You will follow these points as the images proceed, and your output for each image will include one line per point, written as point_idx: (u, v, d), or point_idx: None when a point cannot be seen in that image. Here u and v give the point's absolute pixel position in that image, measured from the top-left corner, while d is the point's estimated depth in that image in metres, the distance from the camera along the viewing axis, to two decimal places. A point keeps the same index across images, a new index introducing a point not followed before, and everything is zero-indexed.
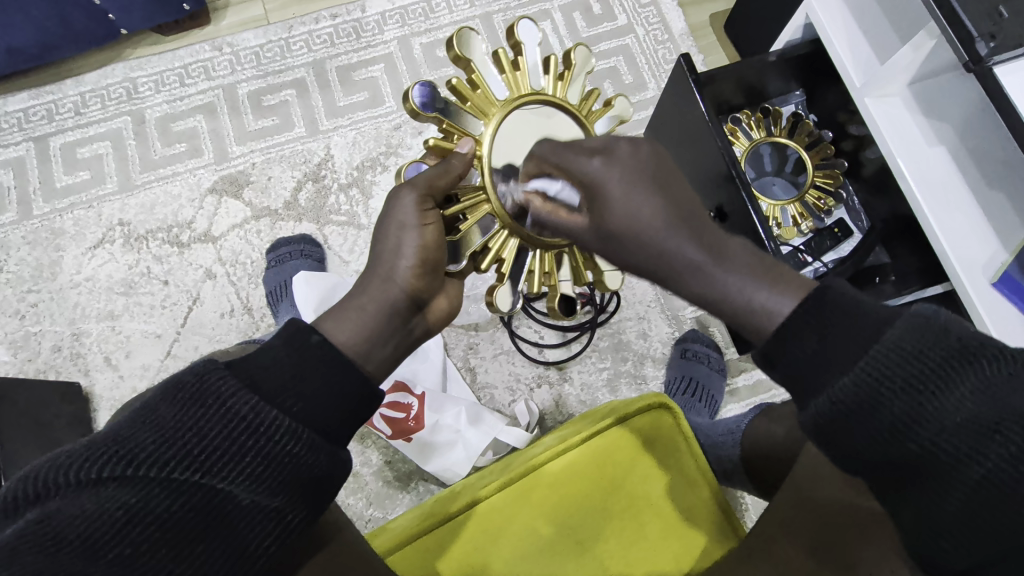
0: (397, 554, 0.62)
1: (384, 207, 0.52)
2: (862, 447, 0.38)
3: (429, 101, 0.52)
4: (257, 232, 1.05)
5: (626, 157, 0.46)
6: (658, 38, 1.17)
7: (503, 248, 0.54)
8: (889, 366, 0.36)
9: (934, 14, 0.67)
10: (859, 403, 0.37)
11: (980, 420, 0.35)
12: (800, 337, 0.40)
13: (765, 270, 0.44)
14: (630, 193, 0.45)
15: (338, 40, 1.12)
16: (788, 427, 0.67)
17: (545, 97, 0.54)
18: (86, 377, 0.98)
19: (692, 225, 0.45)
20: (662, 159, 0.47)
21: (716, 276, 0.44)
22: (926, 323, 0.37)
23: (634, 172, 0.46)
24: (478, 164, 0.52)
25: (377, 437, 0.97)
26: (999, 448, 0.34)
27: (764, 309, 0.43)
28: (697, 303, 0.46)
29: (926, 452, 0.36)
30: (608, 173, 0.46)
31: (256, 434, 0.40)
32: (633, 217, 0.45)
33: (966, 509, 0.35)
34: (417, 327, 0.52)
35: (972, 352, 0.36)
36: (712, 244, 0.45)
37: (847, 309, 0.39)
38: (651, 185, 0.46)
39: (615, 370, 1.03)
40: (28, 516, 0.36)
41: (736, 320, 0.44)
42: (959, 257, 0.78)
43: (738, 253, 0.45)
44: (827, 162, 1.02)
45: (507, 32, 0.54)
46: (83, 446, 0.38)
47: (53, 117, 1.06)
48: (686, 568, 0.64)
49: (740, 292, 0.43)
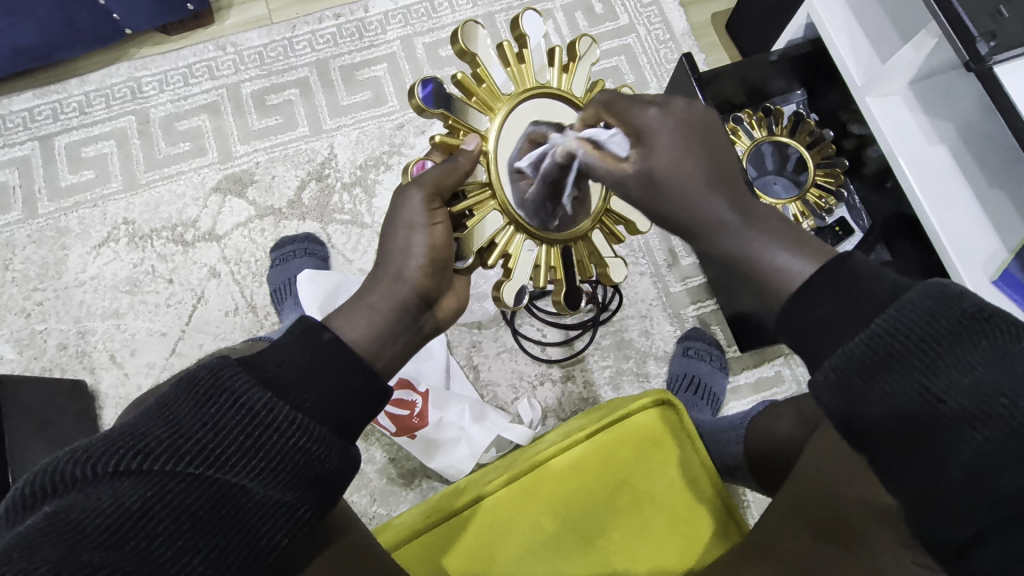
0: (404, 548, 0.63)
1: (392, 205, 0.52)
2: (870, 409, 0.38)
3: (435, 98, 0.52)
4: (261, 232, 1.05)
5: (676, 112, 0.49)
6: (659, 38, 1.17)
7: (509, 243, 0.54)
8: (905, 320, 0.37)
9: (935, 13, 0.68)
10: (871, 356, 0.38)
11: (985, 388, 0.34)
12: (812, 306, 0.42)
13: (788, 233, 0.46)
14: (679, 149, 0.48)
15: (341, 41, 1.13)
16: (790, 423, 0.68)
17: (549, 91, 0.55)
18: (91, 376, 0.98)
19: (728, 185, 0.48)
20: (710, 122, 0.51)
21: (745, 236, 0.46)
22: (941, 290, 0.38)
23: (681, 126, 0.49)
24: (485, 160, 0.53)
25: (381, 435, 0.98)
26: (1004, 420, 0.33)
27: (786, 268, 0.44)
28: (726, 258, 0.48)
29: (930, 416, 0.35)
30: (661, 122, 0.49)
31: (270, 428, 0.41)
32: (677, 166, 0.48)
33: (968, 482, 0.35)
34: (427, 324, 0.54)
35: (983, 319, 0.36)
36: (742, 204, 0.48)
37: (862, 277, 0.41)
38: (697, 141, 0.49)
39: (618, 368, 1.04)
40: (44, 509, 0.36)
41: (755, 280, 0.46)
42: (958, 249, 0.79)
43: (765, 212, 0.48)
44: (829, 162, 1.02)
45: (512, 23, 0.55)
46: (99, 442, 0.39)
47: (57, 117, 1.07)
48: (690, 564, 0.64)
49: (763, 252, 0.46)
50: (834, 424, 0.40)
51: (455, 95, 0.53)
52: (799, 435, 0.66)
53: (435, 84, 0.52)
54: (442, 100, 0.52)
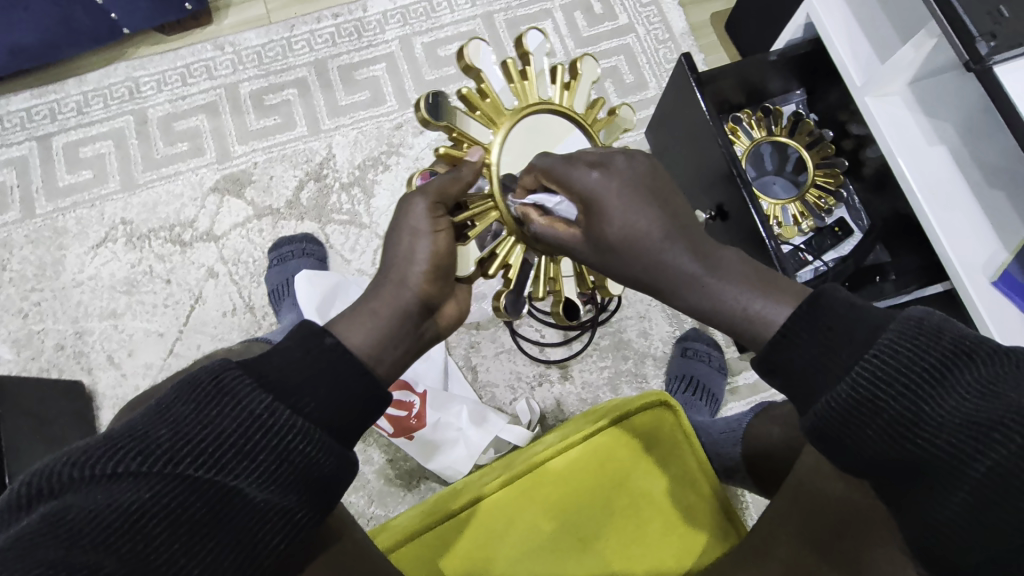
0: (399, 553, 0.62)
1: (396, 214, 0.52)
2: (862, 447, 0.39)
3: (436, 109, 0.50)
4: (259, 232, 1.05)
5: (623, 173, 0.49)
6: (657, 38, 1.17)
7: (510, 253, 0.54)
8: (884, 365, 0.38)
9: (935, 13, 0.68)
10: (855, 406, 0.38)
11: (974, 418, 0.35)
12: (797, 334, 0.42)
13: (757, 277, 0.46)
14: (629, 208, 0.48)
15: (339, 40, 1.12)
16: (789, 425, 0.67)
17: (550, 107, 0.55)
18: (89, 376, 0.98)
19: (686, 237, 0.48)
20: (658, 174, 0.50)
21: (714, 289, 0.46)
22: (920, 323, 0.38)
23: (629, 185, 0.48)
24: (488, 172, 0.53)
25: (379, 436, 0.97)
26: (996, 447, 0.34)
27: (762, 317, 0.45)
28: (692, 315, 0.48)
29: (923, 450, 0.37)
30: (607, 186, 0.48)
31: (269, 432, 0.41)
32: (630, 228, 0.48)
33: (969, 507, 0.35)
34: (428, 331, 0.53)
35: (964, 354, 0.36)
36: (706, 256, 0.47)
37: (839, 317, 0.41)
38: (648, 197, 0.48)
39: (616, 369, 1.03)
40: (41, 510, 0.36)
41: (732, 328, 0.46)
42: (959, 258, 0.78)
43: (730, 260, 0.47)
44: (828, 162, 1.02)
45: (517, 42, 0.55)
46: (98, 442, 0.38)
47: (55, 117, 1.06)
48: (689, 565, 0.64)
49: (736, 302, 0.46)
50: (829, 459, 0.41)
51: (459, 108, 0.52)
52: (797, 438, 0.66)
53: (436, 96, 0.50)
54: (444, 112, 0.51)
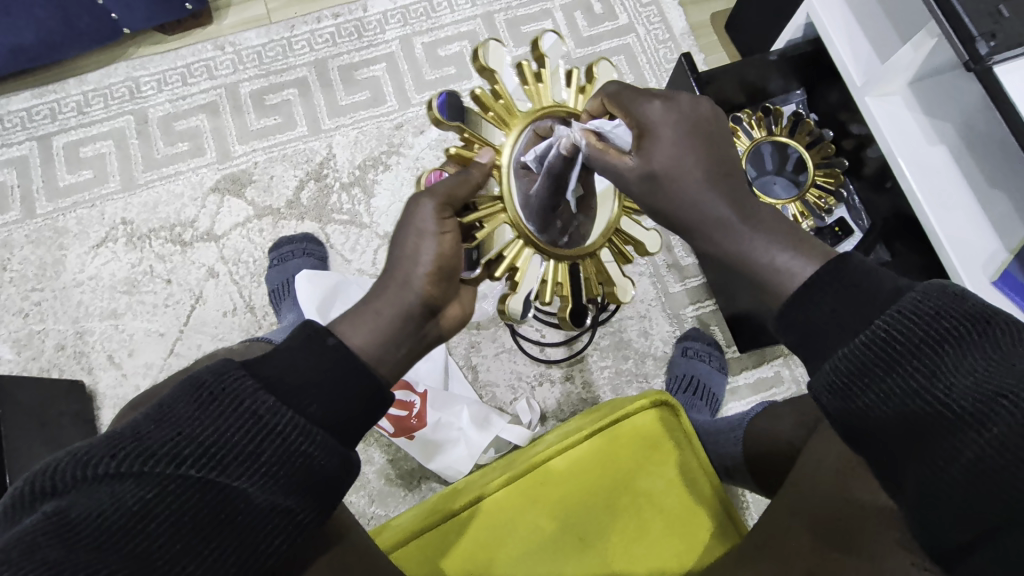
0: (401, 551, 0.62)
1: (404, 211, 0.50)
2: (869, 408, 0.39)
3: (449, 109, 0.52)
4: (259, 232, 1.05)
5: (683, 110, 0.49)
6: (658, 38, 1.17)
7: (518, 257, 0.52)
8: (906, 323, 0.38)
9: (934, 13, 0.68)
10: (872, 359, 0.38)
11: (986, 387, 0.35)
12: (819, 296, 0.42)
13: (788, 234, 0.47)
14: (682, 143, 0.48)
15: (339, 40, 1.12)
16: (791, 424, 0.68)
17: (565, 110, 0.54)
18: (89, 376, 0.98)
19: (729, 184, 0.49)
20: (715, 118, 0.51)
21: (745, 234, 0.47)
22: (941, 290, 0.39)
23: (686, 122, 0.49)
24: (497, 173, 0.52)
25: (379, 436, 0.97)
26: (1003, 419, 0.34)
27: (787, 268, 0.45)
28: (724, 256, 0.48)
29: (930, 414, 0.37)
30: (666, 119, 0.49)
31: (271, 433, 0.41)
32: (680, 162, 0.48)
33: (968, 479, 0.35)
34: (430, 333, 0.52)
35: (982, 321, 0.36)
36: (743, 206, 0.48)
37: (862, 275, 0.41)
38: (701, 139, 0.49)
39: (617, 369, 1.03)
40: (44, 509, 0.36)
41: (758, 281, 0.47)
42: (958, 250, 0.78)
43: (764, 216, 0.48)
44: (828, 162, 1.02)
45: (531, 44, 0.54)
46: (99, 441, 0.38)
47: (55, 117, 1.06)
48: (690, 565, 0.64)
49: (765, 253, 0.46)
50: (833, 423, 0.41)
51: (471, 109, 0.53)
52: (798, 437, 0.66)
53: (450, 99, 0.52)
54: (455, 113, 0.52)
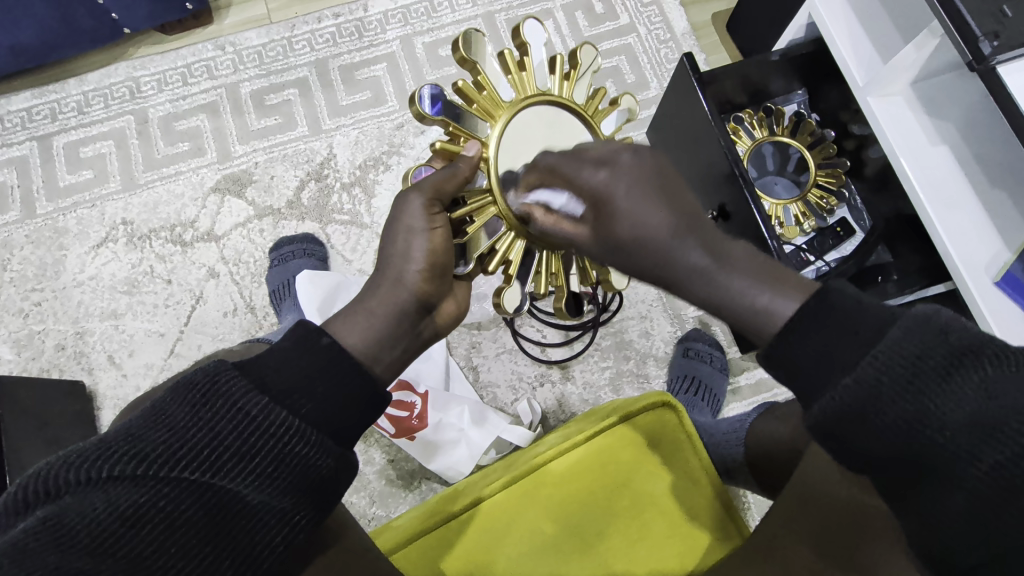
0: (401, 552, 0.62)
1: (392, 211, 0.52)
2: (866, 445, 0.38)
3: (437, 109, 0.51)
4: (260, 232, 1.05)
5: (634, 166, 0.47)
6: (659, 38, 1.17)
7: (510, 249, 0.54)
8: (891, 362, 0.37)
9: (937, 12, 0.67)
10: (859, 402, 0.37)
11: (979, 419, 0.35)
12: (804, 335, 0.41)
13: (767, 272, 0.46)
14: (640, 206, 0.46)
15: (340, 40, 1.12)
16: (792, 426, 0.67)
17: (550, 98, 0.55)
18: (89, 376, 0.98)
19: (697, 233, 0.47)
20: (665, 168, 0.48)
21: (721, 282, 0.46)
22: (925, 321, 0.38)
23: (641, 181, 0.47)
24: (485, 167, 0.53)
25: (380, 437, 0.97)
26: (998, 451, 0.34)
27: (768, 309, 0.44)
28: (700, 306, 0.47)
29: (930, 449, 0.36)
30: (614, 185, 0.47)
31: (266, 435, 0.40)
32: (641, 226, 0.46)
33: (970, 507, 0.35)
34: (426, 330, 0.53)
35: (970, 354, 0.36)
36: (715, 250, 0.46)
37: (845, 312, 0.40)
38: (658, 193, 0.47)
39: (617, 370, 1.03)
40: (37, 514, 0.35)
41: (740, 321, 0.46)
42: (961, 256, 0.78)
43: (738, 256, 0.46)
44: (829, 162, 1.02)
45: (513, 33, 0.55)
46: (94, 444, 0.38)
47: (55, 117, 1.06)
48: (690, 566, 0.64)
49: (744, 294, 0.45)
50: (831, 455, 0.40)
51: (456, 102, 0.52)
52: (799, 439, 0.66)
53: (437, 94, 0.51)
54: (441, 107, 0.51)
